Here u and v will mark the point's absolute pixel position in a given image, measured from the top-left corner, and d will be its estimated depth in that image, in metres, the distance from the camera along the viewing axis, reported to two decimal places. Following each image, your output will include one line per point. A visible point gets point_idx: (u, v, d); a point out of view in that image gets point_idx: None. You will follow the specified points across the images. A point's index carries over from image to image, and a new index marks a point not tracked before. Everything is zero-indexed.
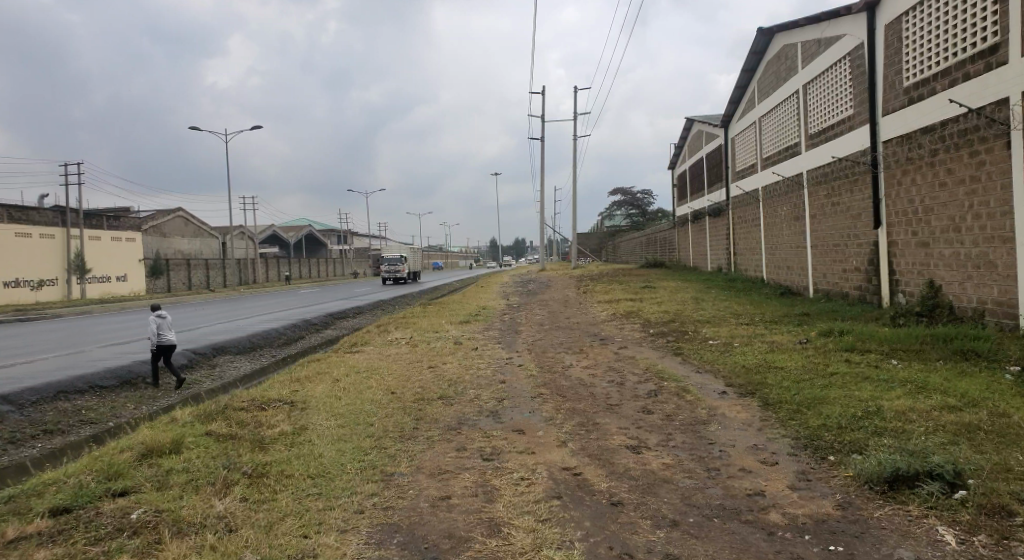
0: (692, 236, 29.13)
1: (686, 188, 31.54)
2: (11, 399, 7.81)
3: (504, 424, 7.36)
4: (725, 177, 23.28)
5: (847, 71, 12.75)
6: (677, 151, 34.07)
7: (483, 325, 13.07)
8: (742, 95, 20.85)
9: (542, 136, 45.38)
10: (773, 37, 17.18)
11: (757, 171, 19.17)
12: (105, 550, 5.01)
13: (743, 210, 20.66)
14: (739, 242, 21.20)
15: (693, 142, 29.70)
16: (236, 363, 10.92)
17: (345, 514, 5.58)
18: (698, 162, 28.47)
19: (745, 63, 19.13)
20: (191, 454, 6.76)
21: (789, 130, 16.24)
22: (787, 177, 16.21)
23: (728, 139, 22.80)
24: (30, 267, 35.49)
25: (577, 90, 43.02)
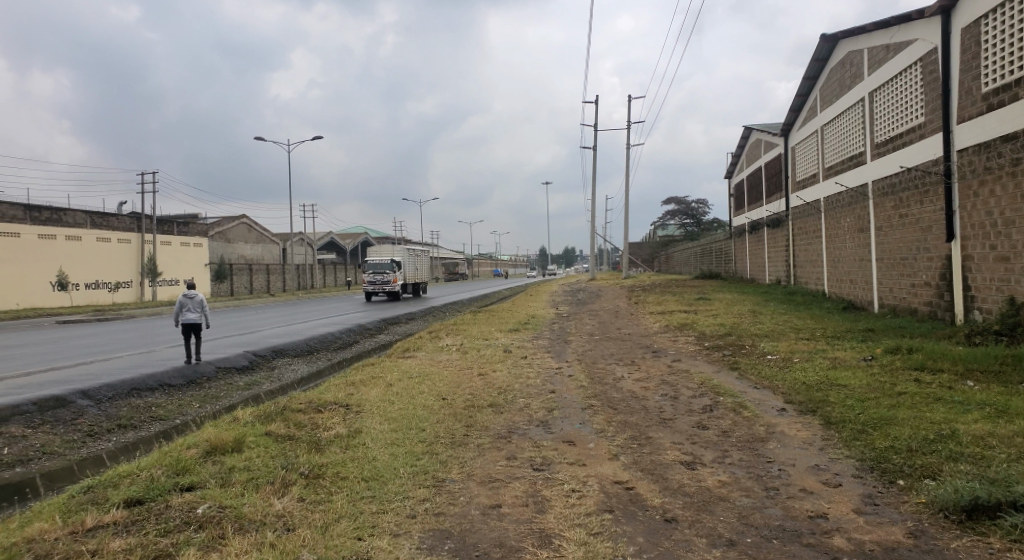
0: (750, 247, 28.29)
1: (743, 198, 30.94)
2: (90, 395, 8.27)
3: (555, 434, 7.33)
4: (785, 188, 22.70)
5: (918, 77, 12.27)
6: (736, 159, 32.98)
7: (532, 333, 13.10)
8: (804, 104, 20.30)
9: (594, 146, 45.60)
10: (838, 43, 16.68)
11: (820, 181, 18.59)
12: (174, 542, 5.27)
13: (804, 221, 20.04)
14: (800, 253, 20.60)
15: (749, 152, 29.32)
16: (293, 365, 11.24)
17: (398, 518, 5.66)
18: (756, 171, 27.93)
19: (807, 71, 18.65)
20: (252, 452, 6.98)
21: (853, 139, 15.73)
22: (851, 188, 15.67)
23: (789, 148, 22.20)
24: (109, 271, 38.02)
25: (632, 100, 43.06)
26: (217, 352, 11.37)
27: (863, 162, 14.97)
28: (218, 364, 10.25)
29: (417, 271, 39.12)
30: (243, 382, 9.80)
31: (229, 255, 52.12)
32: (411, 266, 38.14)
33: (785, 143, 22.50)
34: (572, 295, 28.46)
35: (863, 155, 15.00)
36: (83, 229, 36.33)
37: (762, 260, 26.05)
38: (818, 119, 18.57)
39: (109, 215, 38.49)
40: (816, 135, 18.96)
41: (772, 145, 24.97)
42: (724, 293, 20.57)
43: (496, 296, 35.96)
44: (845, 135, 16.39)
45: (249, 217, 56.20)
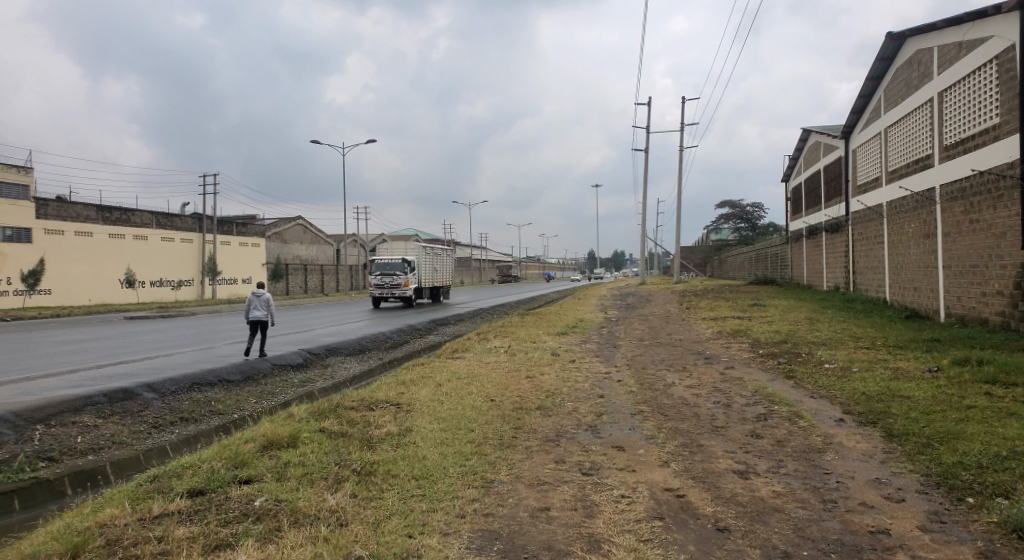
0: (808, 252, 27.50)
1: (801, 202, 30.20)
2: (155, 388, 8.63)
3: (604, 439, 7.29)
4: (845, 192, 22.04)
5: (993, 76, 11.77)
6: (795, 162, 32.12)
7: (581, 337, 13.06)
8: (867, 104, 19.68)
9: (647, 148, 45.15)
10: (906, 42, 16.13)
11: (882, 185, 17.98)
12: (233, 532, 5.45)
13: (865, 226, 19.42)
14: (859, 259, 19.98)
15: (808, 155, 28.64)
16: (345, 364, 11.47)
17: (448, 517, 5.72)
18: (816, 174, 27.21)
19: (871, 70, 18.08)
20: (307, 448, 7.15)
21: (920, 141, 15.18)
22: (917, 192, 15.11)
23: (850, 151, 21.56)
24: (173, 269, 41.07)
25: (686, 102, 42.59)
26: (273, 350, 11.67)
27: (930, 166, 14.43)
28: (273, 361, 10.52)
29: (435, 273, 33.89)
30: (298, 379, 10.06)
31: (284, 255, 53.72)
32: (429, 267, 32.93)
33: (845, 146, 21.93)
34: (622, 299, 28.24)
35: (930, 158, 14.46)
36: (150, 230, 39.76)
37: (820, 266, 25.29)
38: (882, 120, 17.97)
39: (174, 216, 41.76)
40: (879, 137, 18.35)
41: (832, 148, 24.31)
42: (780, 300, 20.05)
43: (543, 299, 35.94)
44: (911, 137, 15.83)
45: (305, 218, 57.76)
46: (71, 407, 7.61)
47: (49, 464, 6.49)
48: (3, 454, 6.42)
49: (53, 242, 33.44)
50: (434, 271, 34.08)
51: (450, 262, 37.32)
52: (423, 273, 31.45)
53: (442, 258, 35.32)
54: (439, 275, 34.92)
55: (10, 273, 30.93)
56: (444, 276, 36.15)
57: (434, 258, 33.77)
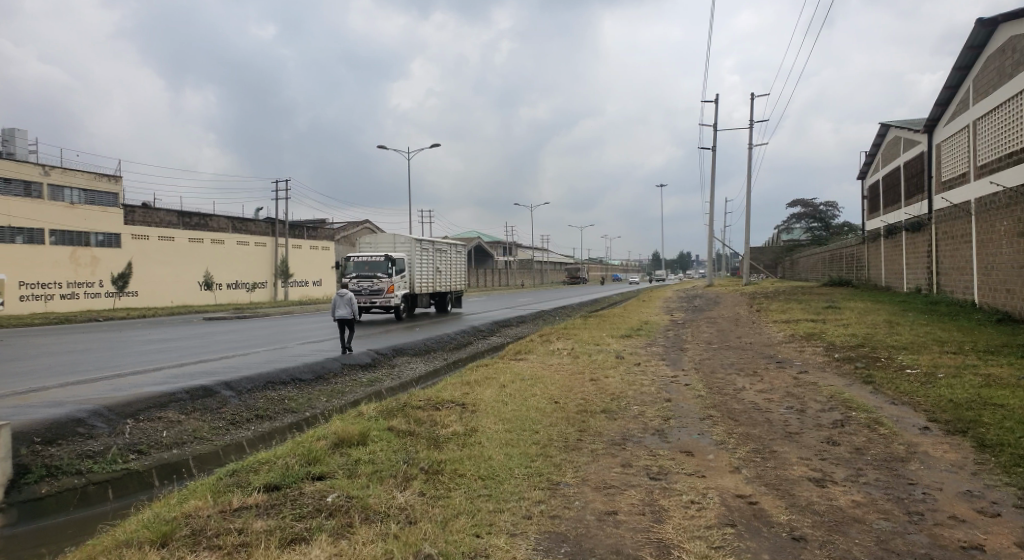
0: (886, 253, 26.23)
1: (880, 200, 28.99)
2: (232, 386, 9.01)
3: (672, 444, 7.17)
4: (928, 189, 21.08)
5: None
6: (873, 158, 31.00)
7: (646, 340, 12.89)
8: (953, 96, 18.76)
9: (715, 147, 44.33)
10: (998, 28, 15.35)
11: (971, 180, 17.09)
12: (308, 527, 5.62)
13: (949, 224, 18.45)
14: (944, 259, 18.97)
15: (887, 150, 27.72)
16: (412, 364, 11.71)
17: (514, 518, 5.74)
18: (896, 170, 26.04)
19: (958, 60, 17.27)
20: (376, 446, 7.31)
21: (1013, 133, 14.40)
22: (1009, 187, 14.31)
23: (935, 145, 20.62)
24: (247, 272, 44.06)
25: (755, 98, 41.65)
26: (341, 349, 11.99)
27: None
28: (343, 361, 10.85)
29: (436, 274, 26.67)
30: (366, 379, 10.32)
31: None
32: (426, 267, 25.65)
33: (928, 140, 21.14)
34: (689, 301, 27.76)
35: None
36: (226, 234, 42.92)
37: (900, 267, 24.14)
38: (970, 112, 17.10)
39: (248, 220, 44.76)
40: (967, 129, 17.46)
41: (915, 142, 23.25)
42: (857, 303, 19.18)
43: (606, 301, 35.77)
44: (1003, 129, 15.03)
45: (371, 222, 59.53)
46: (156, 403, 8.03)
47: (138, 456, 6.91)
48: (98, 445, 6.89)
49: (139, 246, 36.56)
50: (438, 271, 26.93)
51: (462, 262, 29.87)
52: (419, 274, 24.38)
53: (448, 255, 28.05)
54: (443, 276, 27.40)
55: (102, 276, 34.30)
56: (452, 278, 28.49)
57: (437, 257, 26.61)
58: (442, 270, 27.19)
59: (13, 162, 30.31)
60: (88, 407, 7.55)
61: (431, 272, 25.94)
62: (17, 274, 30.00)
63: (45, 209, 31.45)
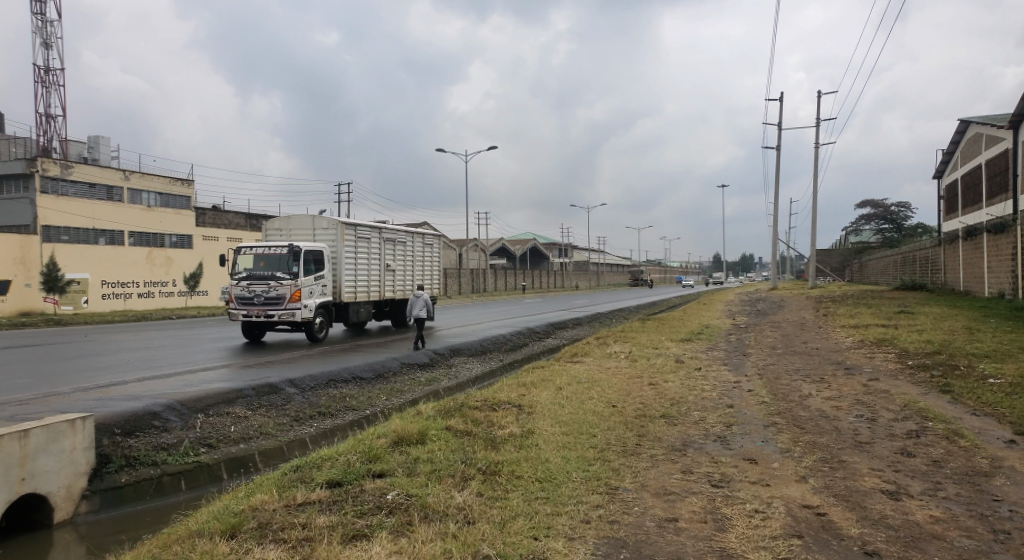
0: (965, 255, 24.99)
1: (959, 200, 27.69)
2: (295, 383, 9.26)
3: (735, 451, 7.00)
4: (1013, 188, 20.03)
5: None
6: (951, 156, 29.65)
7: (707, 344, 12.65)
8: None
9: (779, 145, 43.22)
10: None
11: None
12: (369, 524, 5.73)
13: None
14: None
15: (967, 148, 26.47)
16: (468, 365, 11.80)
17: (573, 521, 5.71)
18: (977, 169, 24.80)
19: None
20: (435, 445, 7.39)
21: None
22: None
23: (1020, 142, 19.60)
24: None
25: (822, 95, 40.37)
26: (399, 349, 12.19)
27: None
28: (402, 360, 11.04)
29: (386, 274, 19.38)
30: (425, 378, 10.47)
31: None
32: (367, 264, 18.45)
33: (1013, 137, 20.38)
34: (751, 305, 27.15)
35: None
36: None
37: (980, 271, 22.95)
38: None
39: None
40: None
41: (998, 139, 22.10)
42: (932, 307, 18.35)
43: (666, 305, 35.13)
44: None
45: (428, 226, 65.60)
46: (225, 399, 8.33)
47: (208, 450, 7.19)
48: (171, 438, 7.18)
49: (210, 247, 38.75)
50: (393, 273, 19.85)
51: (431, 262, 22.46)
52: (347, 275, 17.30)
53: (408, 251, 20.91)
54: (399, 279, 20.22)
55: (175, 276, 36.37)
56: (415, 283, 21.20)
57: (387, 253, 19.61)
58: (397, 270, 19.99)
59: (98, 168, 32.85)
60: (162, 402, 7.89)
61: (373, 272, 18.67)
62: (100, 274, 32.13)
63: (125, 212, 34.05)
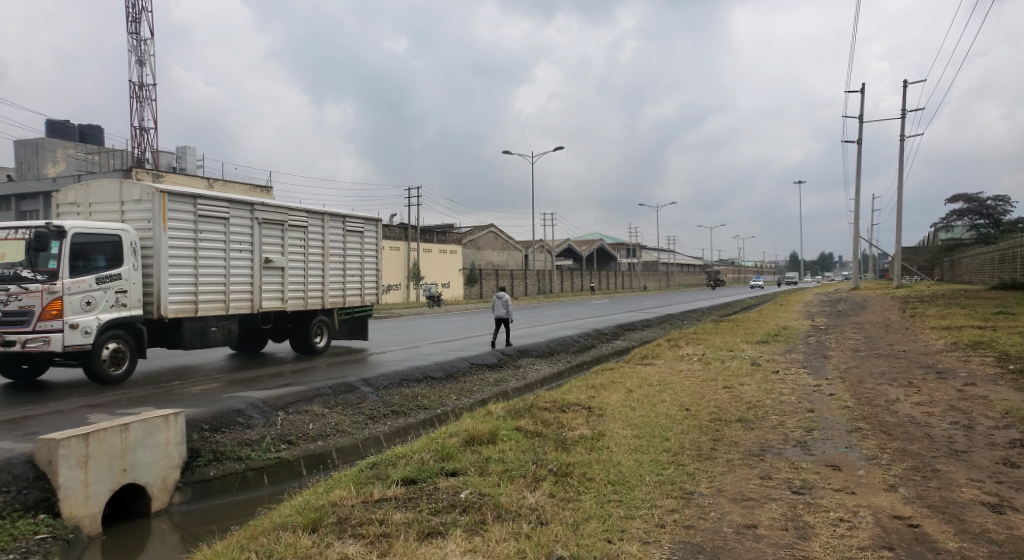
0: None
1: None
2: (370, 382, 9.52)
3: (817, 457, 6.76)
4: None
5: None
6: None
7: (784, 347, 12.25)
8: None
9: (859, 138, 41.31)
10: None
11: None
12: (443, 521, 5.82)
13: None
14: None
15: None
16: (536, 366, 11.86)
17: (646, 525, 5.63)
18: None
19: None
20: (506, 445, 7.45)
21: None
22: None
23: None
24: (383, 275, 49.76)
25: (908, 83, 38.27)
26: (468, 350, 12.36)
27: None
28: (472, 361, 11.19)
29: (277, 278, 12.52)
30: (493, 378, 10.59)
31: (480, 261, 64.16)
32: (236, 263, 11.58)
33: None
34: (831, 305, 26.15)
35: None
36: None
37: None
38: None
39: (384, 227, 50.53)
40: None
41: None
42: None
43: (739, 306, 34.30)
44: None
45: (496, 226, 66.51)
46: (304, 397, 8.64)
47: (289, 446, 7.47)
48: (254, 435, 7.50)
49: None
50: (284, 272, 12.72)
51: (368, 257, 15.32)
52: (176, 277, 10.32)
53: (316, 243, 13.72)
54: (296, 282, 13.08)
55: None
56: (330, 289, 14.07)
57: (272, 244, 12.49)
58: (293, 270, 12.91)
59: (185, 178, 36.69)
60: (246, 400, 8.27)
61: (237, 272, 11.59)
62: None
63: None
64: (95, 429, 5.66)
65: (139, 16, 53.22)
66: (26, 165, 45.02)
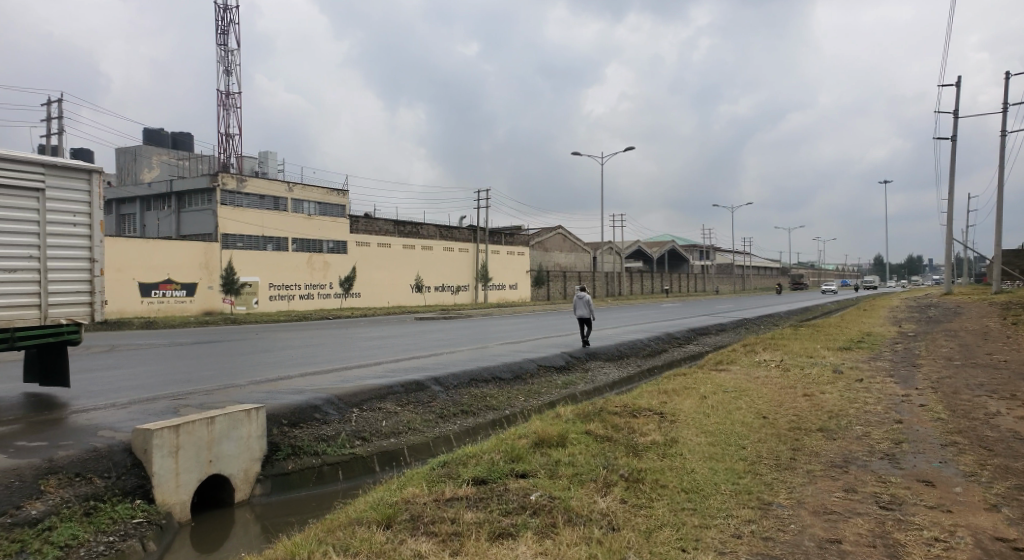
0: None
1: None
2: (439, 381, 9.66)
3: (906, 471, 6.41)
4: None
5: None
6: None
7: (870, 354, 11.67)
8: None
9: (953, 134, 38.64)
10: None
11: None
12: (514, 523, 5.82)
13: None
14: None
15: None
16: (605, 369, 11.75)
17: (722, 535, 5.45)
18: None
19: None
20: (576, 449, 7.40)
21: None
22: None
23: None
24: (453, 277, 51.05)
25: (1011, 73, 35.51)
26: (536, 351, 12.42)
27: None
28: (541, 363, 11.20)
29: None
30: (562, 380, 10.58)
31: (547, 262, 64.63)
32: None
33: None
34: (922, 311, 24.77)
35: None
36: (436, 240, 49.77)
37: None
38: None
39: (455, 229, 51.89)
40: None
41: None
42: None
43: (819, 310, 33.10)
44: None
45: (563, 229, 66.63)
46: (377, 395, 8.85)
47: (363, 443, 7.67)
48: (331, 430, 7.73)
49: (362, 253, 43.79)
50: None
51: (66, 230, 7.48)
52: None
53: None
54: None
55: (332, 279, 41.55)
56: None
57: None
58: None
59: (266, 182, 38.44)
60: (322, 396, 8.53)
61: None
62: (268, 275, 37.55)
63: (290, 220, 39.31)
64: (185, 420, 5.94)
65: (229, 28, 55.79)
66: (125, 170, 48.53)
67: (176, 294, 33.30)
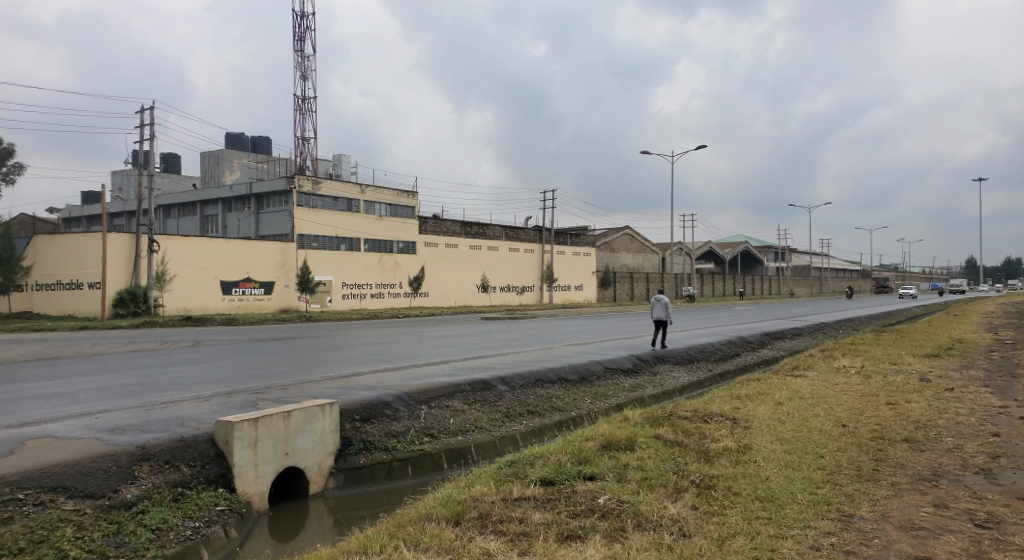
0: None
1: None
2: (505, 381, 9.71)
3: (1004, 489, 5.99)
4: None
5: None
6: None
7: (962, 363, 10.97)
8: None
9: None
10: None
11: None
12: (583, 525, 5.78)
13: None
14: None
15: None
16: (674, 373, 11.56)
17: (800, 547, 5.23)
18: None
19: None
20: (645, 453, 7.30)
21: None
22: None
23: None
24: (518, 277, 51.30)
25: None
26: (603, 353, 12.34)
27: None
28: (607, 365, 11.12)
29: None
30: (629, 383, 10.45)
31: (613, 262, 64.04)
32: None
33: None
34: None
35: None
36: (500, 241, 50.09)
37: None
38: None
39: (519, 230, 52.12)
40: None
41: None
42: None
43: (905, 315, 31.44)
44: None
45: (629, 229, 65.80)
46: (445, 393, 8.97)
47: (431, 440, 7.79)
48: (400, 426, 7.88)
49: (430, 253, 44.56)
50: None
51: None
52: None
53: None
54: None
55: (402, 279, 42.46)
56: None
57: None
58: None
59: (341, 185, 39.72)
60: (392, 392, 8.71)
61: None
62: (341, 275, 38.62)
63: (360, 220, 40.29)
64: (263, 414, 6.17)
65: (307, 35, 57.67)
66: (207, 173, 51.28)
67: (255, 293, 34.82)
